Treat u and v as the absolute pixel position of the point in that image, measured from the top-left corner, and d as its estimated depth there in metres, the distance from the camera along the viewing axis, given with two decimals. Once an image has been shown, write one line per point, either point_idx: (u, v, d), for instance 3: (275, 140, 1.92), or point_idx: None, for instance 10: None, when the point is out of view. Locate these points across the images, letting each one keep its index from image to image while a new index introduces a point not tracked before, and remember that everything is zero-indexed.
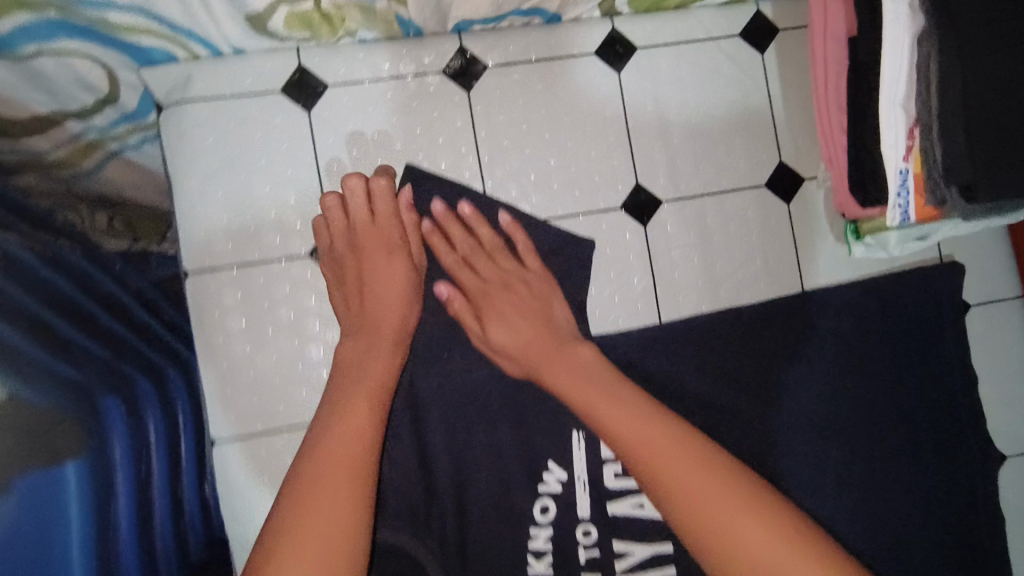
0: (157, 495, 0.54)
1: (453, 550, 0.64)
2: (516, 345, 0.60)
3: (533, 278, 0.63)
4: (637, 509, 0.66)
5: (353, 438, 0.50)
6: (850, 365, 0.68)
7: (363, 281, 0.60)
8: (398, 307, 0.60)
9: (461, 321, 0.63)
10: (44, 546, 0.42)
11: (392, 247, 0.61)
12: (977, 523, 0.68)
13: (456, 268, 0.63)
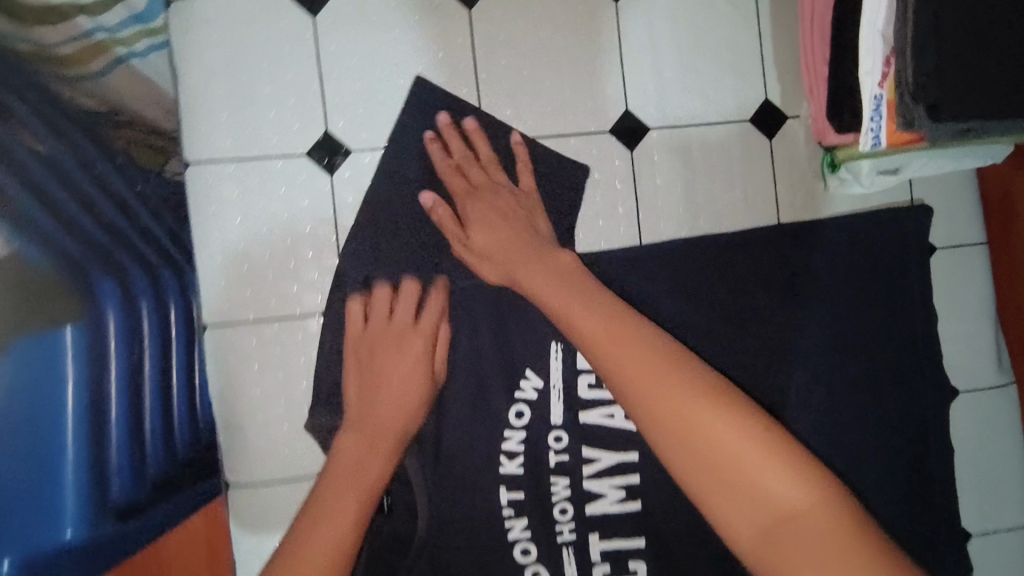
0: (146, 391, 0.57)
1: (429, 446, 0.68)
2: (494, 246, 0.63)
3: (523, 196, 0.66)
4: (607, 418, 0.70)
5: (340, 520, 0.56)
6: (818, 295, 0.72)
7: (381, 377, 0.64)
8: (399, 420, 0.63)
9: (440, 224, 0.66)
10: (32, 425, 0.47)
11: (404, 334, 0.65)
12: (926, 449, 0.72)
13: (448, 174, 0.66)
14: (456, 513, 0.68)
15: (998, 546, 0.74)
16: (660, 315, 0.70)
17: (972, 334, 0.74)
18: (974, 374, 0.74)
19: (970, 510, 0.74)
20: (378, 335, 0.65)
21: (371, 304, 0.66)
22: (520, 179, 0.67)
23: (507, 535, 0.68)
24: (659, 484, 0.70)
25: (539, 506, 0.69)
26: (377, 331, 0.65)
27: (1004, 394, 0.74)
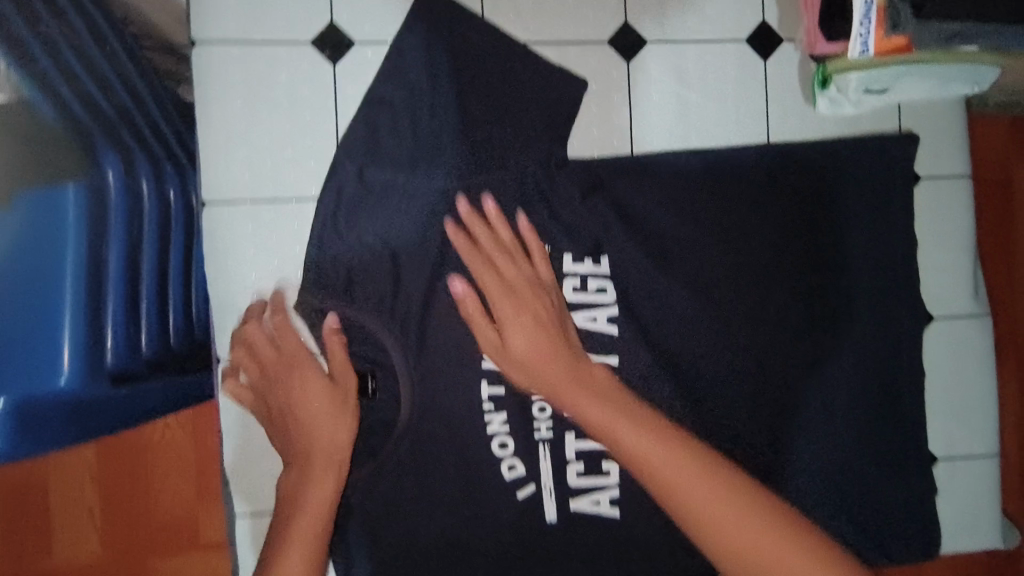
0: (144, 263, 0.69)
1: (415, 336, 0.70)
2: (532, 355, 0.65)
3: (547, 286, 0.68)
4: (590, 323, 0.71)
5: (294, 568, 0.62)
6: (802, 216, 0.73)
7: (300, 427, 0.67)
8: (331, 468, 0.66)
9: (473, 319, 0.68)
10: (44, 269, 0.60)
11: (305, 366, 0.68)
12: (897, 373, 0.75)
13: (480, 271, 0.67)
14: (438, 403, 0.70)
15: (963, 470, 0.76)
16: (647, 225, 0.72)
17: (951, 265, 0.76)
18: (950, 302, 0.76)
19: (938, 434, 0.76)
20: (284, 365, 0.68)
21: (346, 253, 0.68)
22: (539, 266, 0.68)
23: (486, 427, 0.71)
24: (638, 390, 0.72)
25: (519, 403, 0.71)
26: (278, 365, 0.68)
27: (978, 324, 0.76)
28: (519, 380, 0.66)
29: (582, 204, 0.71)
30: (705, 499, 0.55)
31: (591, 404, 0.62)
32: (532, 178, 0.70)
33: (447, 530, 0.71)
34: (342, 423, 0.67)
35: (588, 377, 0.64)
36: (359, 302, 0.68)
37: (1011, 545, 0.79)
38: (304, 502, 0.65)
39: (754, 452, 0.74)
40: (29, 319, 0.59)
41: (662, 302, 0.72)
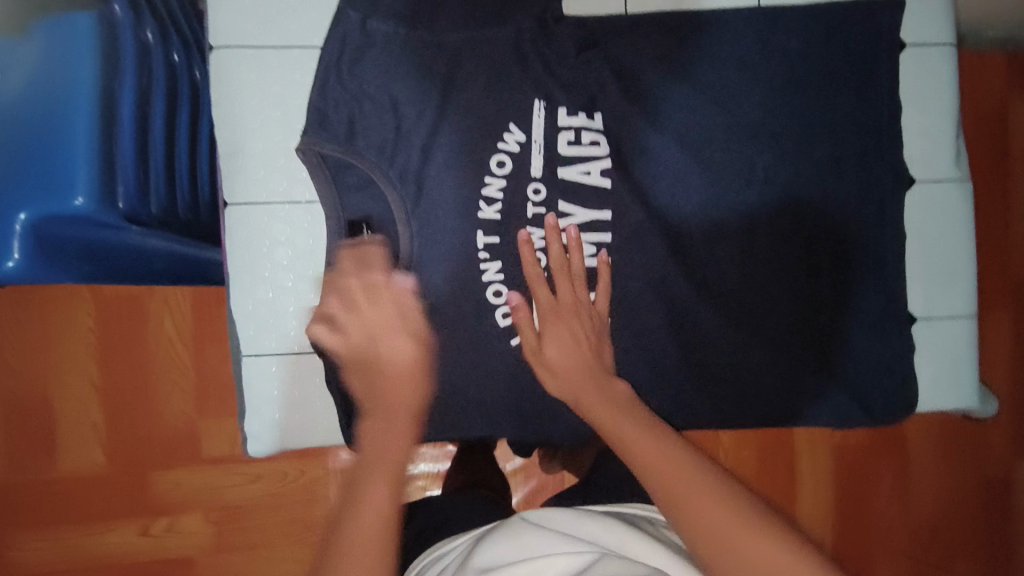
0: (155, 129, 0.74)
1: (411, 182, 0.72)
2: (566, 364, 0.69)
3: (597, 316, 0.72)
4: (584, 176, 0.74)
5: (381, 498, 0.56)
6: (792, 80, 0.76)
7: (377, 355, 0.66)
8: (406, 392, 0.65)
9: (518, 326, 0.71)
10: (58, 116, 0.65)
11: (386, 311, 0.68)
12: (880, 235, 0.77)
13: (536, 282, 0.70)
14: (437, 254, 0.72)
15: (942, 330, 0.79)
16: (640, 87, 0.75)
17: (933, 132, 0.78)
18: (932, 168, 0.78)
19: (919, 295, 0.79)
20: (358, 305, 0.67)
21: (350, 100, 0.70)
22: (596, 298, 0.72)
23: (481, 275, 0.73)
24: (630, 246, 0.75)
25: (516, 254, 0.73)
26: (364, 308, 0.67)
27: (958, 189, 0.79)
28: (548, 385, 0.70)
29: (576, 60, 0.73)
30: (700, 499, 0.55)
31: (605, 412, 0.65)
32: (529, 33, 0.72)
33: (444, 380, 0.73)
34: (408, 338, 0.67)
35: (603, 383, 0.68)
36: (361, 149, 0.70)
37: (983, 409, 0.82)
38: (377, 439, 0.61)
39: (744, 310, 0.76)
40: (44, 161, 0.65)
41: (654, 161, 0.75)
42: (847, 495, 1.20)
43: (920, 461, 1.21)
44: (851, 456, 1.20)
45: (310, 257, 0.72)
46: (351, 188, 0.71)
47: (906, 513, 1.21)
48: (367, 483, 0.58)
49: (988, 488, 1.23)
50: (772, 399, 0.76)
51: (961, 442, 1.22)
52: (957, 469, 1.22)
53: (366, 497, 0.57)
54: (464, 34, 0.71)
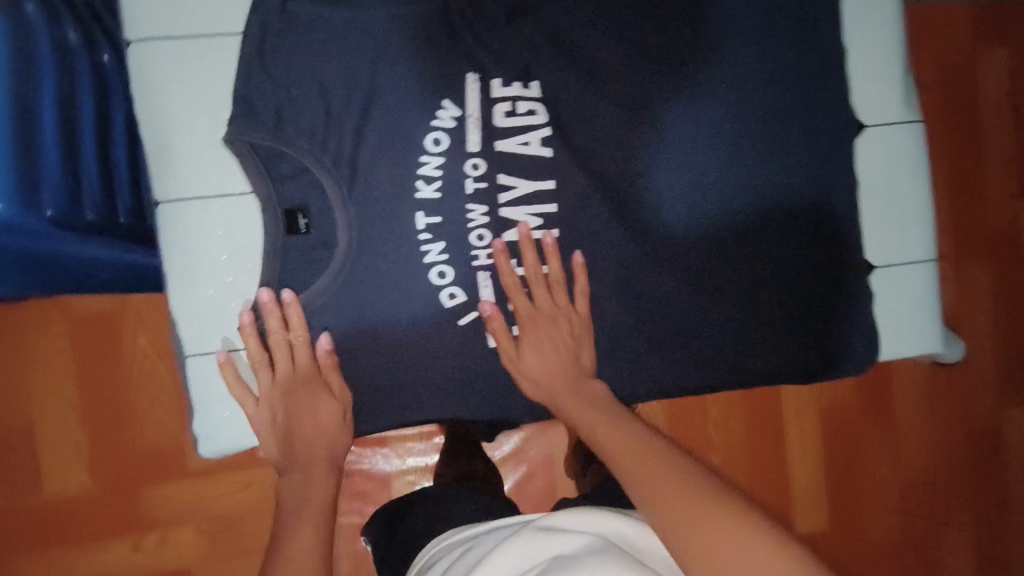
0: (83, 136, 0.73)
1: (345, 166, 0.70)
2: (546, 374, 0.71)
3: (578, 319, 0.72)
4: (523, 146, 0.72)
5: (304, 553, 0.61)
6: (734, 32, 0.74)
7: (296, 419, 0.70)
8: (326, 443, 0.70)
9: (496, 339, 0.71)
10: None
11: (306, 378, 0.69)
12: (831, 186, 0.76)
13: (513, 291, 0.71)
14: (378, 238, 0.71)
15: (898, 276, 0.78)
16: (575, 50, 0.72)
17: (883, 75, 0.77)
18: (882, 112, 0.77)
19: (872, 242, 0.78)
20: (279, 371, 0.70)
21: (276, 85, 0.68)
22: (576, 301, 0.72)
23: (423, 255, 0.72)
24: (577, 214, 0.73)
25: (459, 232, 0.72)
26: (286, 374, 0.69)
27: (908, 131, 0.77)
28: (527, 392, 0.72)
29: (507, 28, 0.71)
30: (666, 485, 0.59)
31: (583, 411, 0.68)
32: (455, 4, 0.70)
33: (393, 365, 0.72)
34: (333, 400, 0.70)
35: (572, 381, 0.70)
36: (291, 136, 0.68)
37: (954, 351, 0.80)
38: (307, 493, 0.68)
39: (696, 271, 0.75)
40: None
41: (597, 127, 0.73)
42: (837, 460, 1.19)
43: (909, 422, 1.20)
44: (838, 422, 1.19)
45: (248, 251, 0.70)
46: (284, 177, 0.69)
47: (897, 475, 1.21)
48: (289, 536, 0.63)
49: (977, 442, 1.23)
50: (735, 361, 0.75)
51: (947, 399, 1.21)
52: (945, 427, 1.22)
53: (290, 552, 0.61)
54: (390, 9, 0.69)
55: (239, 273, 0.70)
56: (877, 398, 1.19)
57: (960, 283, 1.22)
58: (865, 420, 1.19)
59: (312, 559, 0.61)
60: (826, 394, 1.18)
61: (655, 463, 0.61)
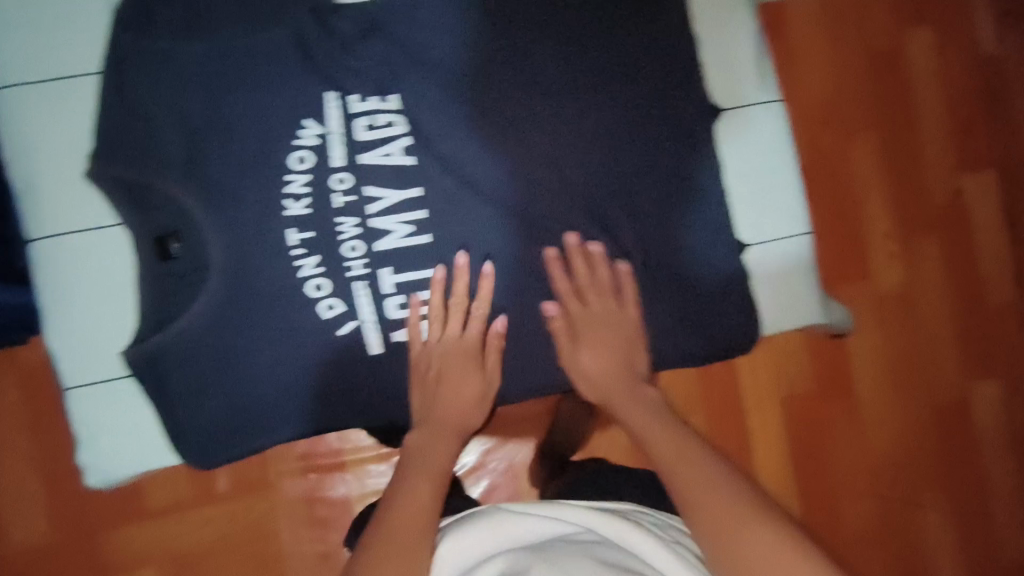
0: None
1: (210, 190, 0.71)
2: (607, 371, 0.74)
3: (638, 325, 0.76)
4: (385, 158, 0.74)
5: (414, 509, 0.62)
6: (583, 30, 0.77)
7: (439, 390, 0.74)
8: (462, 411, 0.74)
9: (557, 337, 0.76)
10: None
11: (464, 352, 0.75)
12: (696, 169, 0.78)
13: (570, 294, 0.76)
14: (251, 257, 0.72)
15: (771, 252, 0.79)
16: (429, 60, 0.75)
17: (735, 58, 0.79)
18: (738, 93, 0.79)
19: (745, 220, 0.79)
20: (436, 347, 0.75)
21: (133, 122, 0.70)
22: (627, 306, 0.76)
23: (298, 270, 0.73)
24: (448, 217, 0.75)
25: (331, 245, 0.74)
26: (444, 349, 0.74)
27: (766, 111, 0.79)
28: (580, 390, 0.75)
29: (358, 46, 0.74)
30: (700, 480, 0.59)
31: (628, 406, 0.71)
32: (307, 27, 0.73)
33: (273, 378, 0.73)
34: (475, 374, 0.75)
35: (463, 371, 0.74)
36: (157, 167, 0.70)
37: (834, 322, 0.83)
38: (431, 458, 0.69)
39: (634, 263, 0.77)
40: None
41: (455, 131, 0.75)
42: (803, 452, 1.15)
43: (874, 412, 1.18)
44: (799, 411, 1.16)
45: (120, 282, 0.72)
46: (152, 207, 0.71)
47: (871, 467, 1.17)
48: (404, 492, 0.64)
49: (949, 430, 1.20)
50: (617, 347, 0.77)
51: (909, 385, 1.19)
52: (911, 414, 1.19)
53: (402, 510, 0.62)
54: (244, 36, 0.72)
55: (115, 304, 0.72)
56: (836, 387, 1.17)
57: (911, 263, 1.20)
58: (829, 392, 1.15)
59: (419, 517, 0.61)
60: (783, 384, 1.16)
61: (690, 458, 0.62)
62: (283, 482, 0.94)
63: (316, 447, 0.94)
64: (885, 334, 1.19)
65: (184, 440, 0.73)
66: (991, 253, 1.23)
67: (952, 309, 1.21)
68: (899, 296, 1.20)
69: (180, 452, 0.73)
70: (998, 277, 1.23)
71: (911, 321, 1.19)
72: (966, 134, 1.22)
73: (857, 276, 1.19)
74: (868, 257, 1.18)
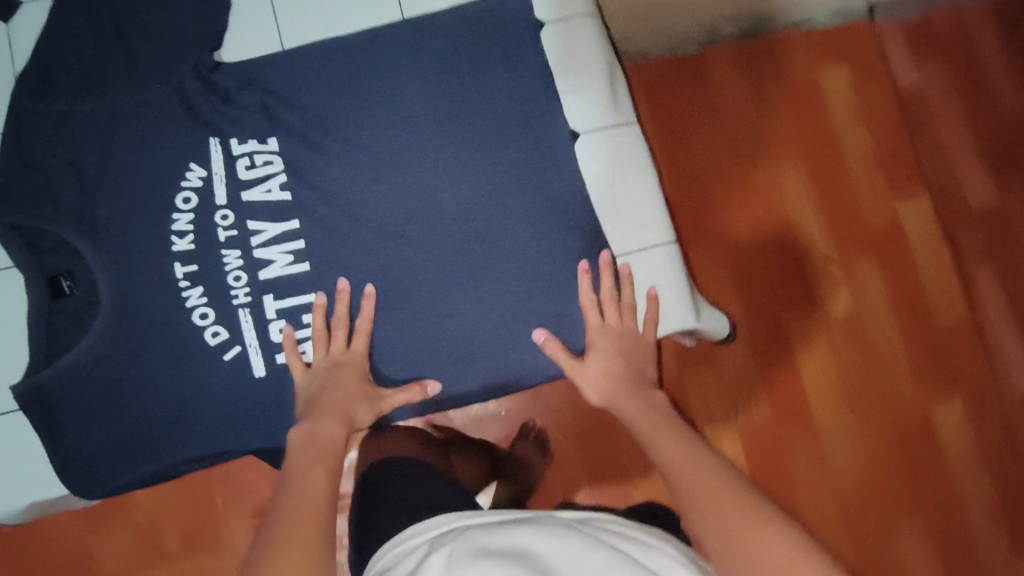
0: None
1: (102, 232, 0.78)
2: (610, 376, 0.78)
3: (643, 342, 0.81)
4: (265, 194, 0.80)
5: (307, 510, 0.62)
6: (446, 68, 0.84)
7: (324, 394, 0.75)
8: (356, 407, 0.75)
9: (557, 358, 0.79)
10: None
11: (352, 361, 0.78)
12: (559, 188, 0.83)
13: (589, 306, 0.80)
14: (139, 292, 0.78)
15: (639, 262, 0.83)
16: (304, 106, 0.82)
17: (589, 85, 0.84)
18: (593, 117, 0.84)
19: (610, 232, 0.83)
20: (346, 360, 0.78)
21: (29, 175, 0.78)
22: (645, 328, 0.82)
23: (184, 302, 0.78)
24: (326, 245, 0.80)
25: (215, 278, 0.79)
26: (336, 365, 0.77)
27: (619, 132, 0.85)
28: (588, 393, 0.79)
29: (237, 98, 0.82)
30: (715, 492, 0.63)
31: (636, 411, 0.75)
32: (189, 84, 0.81)
33: (156, 407, 0.77)
34: (355, 376, 0.77)
35: (344, 380, 0.76)
36: (52, 214, 0.77)
37: (710, 326, 0.87)
38: (321, 449, 0.70)
39: (507, 278, 0.81)
40: None
41: (328, 166, 0.81)
42: (765, 478, 1.23)
43: (832, 433, 1.25)
44: (759, 438, 1.24)
45: (15, 320, 0.78)
46: (47, 250, 0.78)
47: (834, 479, 1.24)
48: (298, 492, 0.64)
49: (912, 451, 1.25)
50: (492, 360, 0.81)
51: (866, 406, 1.26)
52: (871, 422, 1.26)
53: (294, 509, 0.62)
54: (133, 95, 0.80)
55: (10, 341, 0.78)
56: (793, 413, 1.25)
57: (854, 288, 1.28)
58: (768, 380, 1.25)
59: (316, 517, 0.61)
60: (741, 417, 1.24)
61: (708, 471, 0.66)
62: (234, 535, 1.16)
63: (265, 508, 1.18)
64: (837, 359, 1.27)
65: (71, 469, 0.76)
66: (935, 272, 1.30)
67: (900, 330, 1.28)
68: (845, 321, 1.28)
69: (67, 484, 0.76)
70: (947, 287, 1.29)
71: (862, 335, 1.27)
72: (895, 161, 1.33)
73: (803, 306, 1.27)
74: (810, 286, 1.28)
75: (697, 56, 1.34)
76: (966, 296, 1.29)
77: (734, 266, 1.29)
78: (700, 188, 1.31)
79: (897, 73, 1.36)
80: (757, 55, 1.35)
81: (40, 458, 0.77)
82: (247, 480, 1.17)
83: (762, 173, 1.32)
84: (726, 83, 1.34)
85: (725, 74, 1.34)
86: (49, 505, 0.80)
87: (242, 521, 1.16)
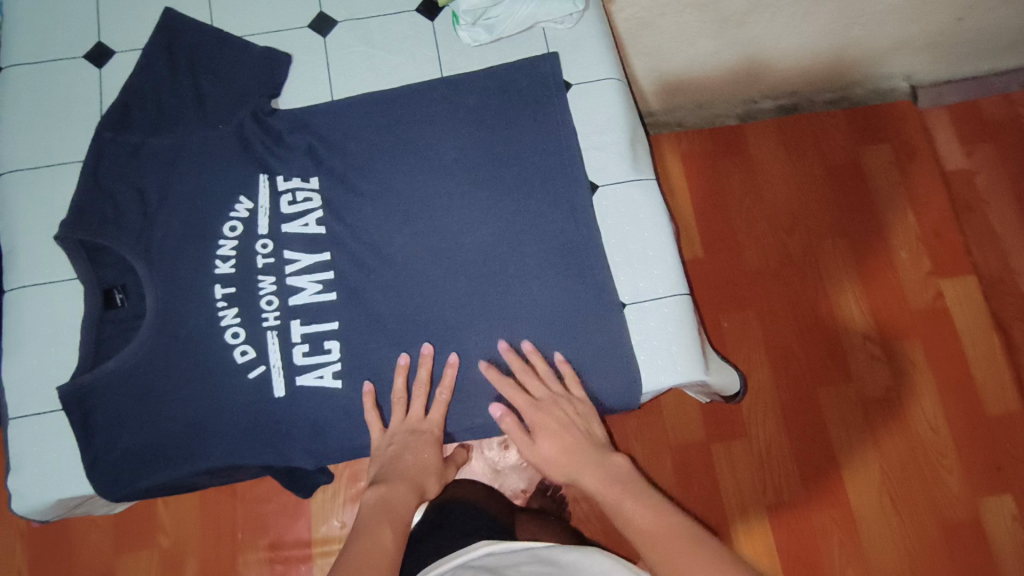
0: None
1: (155, 252, 0.86)
2: (560, 455, 0.80)
3: (582, 406, 0.82)
4: (303, 227, 0.87)
5: (376, 547, 0.71)
6: (479, 121, 0.91)
7: (403, 459, 0.80)
8: (429, 474, 0.83)
9: (512, 431, 0.82)
10: None
11: (425, 438, 0.82)
12: (576, 236, 0.87)
13: (512, 393, 0.82)
14: (179, 307, 0.85)
15: (650, 311, 0.86)
16: (346, 149, 0.90)
17: (609, 145, 0.91)
18: (612, 174, 0.90)
19: (623, 282, 0.87)
20: (422, 424, 0.82)
21: (94, 195, 0.86)
22: (572, 388, 0.83)
23: (219, 320, 0.84)
24: (353, 278, 0.86)
25: (249, 300, 0.85)
26: (415, 430, 0.82)
27: (638, 186, 0.90)
28: (547, 472, 0.83)
29: (287, 141, 0.90)
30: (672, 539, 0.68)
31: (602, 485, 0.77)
32: (247, 126, 0.90)
33: (182, 415, 0.82)
34: (431, 445, 0.82)
35: (419, 448, 0.81)
36: (114, 232, 0.85)
37: (716, 380, 0.88)
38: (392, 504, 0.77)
39: (520, 321, 0.85)
40: None
41: (362, 205, 0.88)
42: (798, 559, 1.26)
43: (869, 512, 1.27)
44: (790, 515, 1.28)
45: (69, 327, 0.86)
46: (106, 265, 0.88)
47: (872, 559, 1.25)
48: (371, 526, 0.74)
49: (955, 535, 1.26)
50: (498, 400, 0.84)
51: (906, 485, 1.28)
52: (914, 505, 1.27)
53: (366, 548, 0.71)
54: (198, 133, 0.89)
55: (62, 345, 0.85)
56: (827, 489, 1.29)
57: (892, 364, 1.34)
58: (807, 450, 1.31)
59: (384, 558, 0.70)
60: (770, 490, 1.29)
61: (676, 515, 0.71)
62: (249, 569, 1.26)
63: (283, 541, 1.27)
64: (872, 434, 1.31)
65: (98, 468, 0.81)
66: (981, 356, 1.35)
67: (940, 410, 1.32)
68: (882, 398, 1.33)
69: (93, 483, 0.81)
70: (991, 377, 1.34)
71: (903, 413, 1.32)
72: (936, 247, 1.41)
73: (839, 378, 1.34)
74: (849, 363, 1.35)
75: (740, 136, 1.47)
76: (1015, 386, 1.33)
77: (778, 336, 1.36)
78: (746, 259, 1.40)
79: (944, 164, 1.47)
80: (807, 142, 1.47)
81: (72, 455, 0.82)
82: (268, 515, 1.28)
83: (801, 248, 1.41)
84: (775, 160, 1.46)
85: (767, 154, 1.46)
86: (75, 504, 0.85)
87: (256, 556, 1.26)
